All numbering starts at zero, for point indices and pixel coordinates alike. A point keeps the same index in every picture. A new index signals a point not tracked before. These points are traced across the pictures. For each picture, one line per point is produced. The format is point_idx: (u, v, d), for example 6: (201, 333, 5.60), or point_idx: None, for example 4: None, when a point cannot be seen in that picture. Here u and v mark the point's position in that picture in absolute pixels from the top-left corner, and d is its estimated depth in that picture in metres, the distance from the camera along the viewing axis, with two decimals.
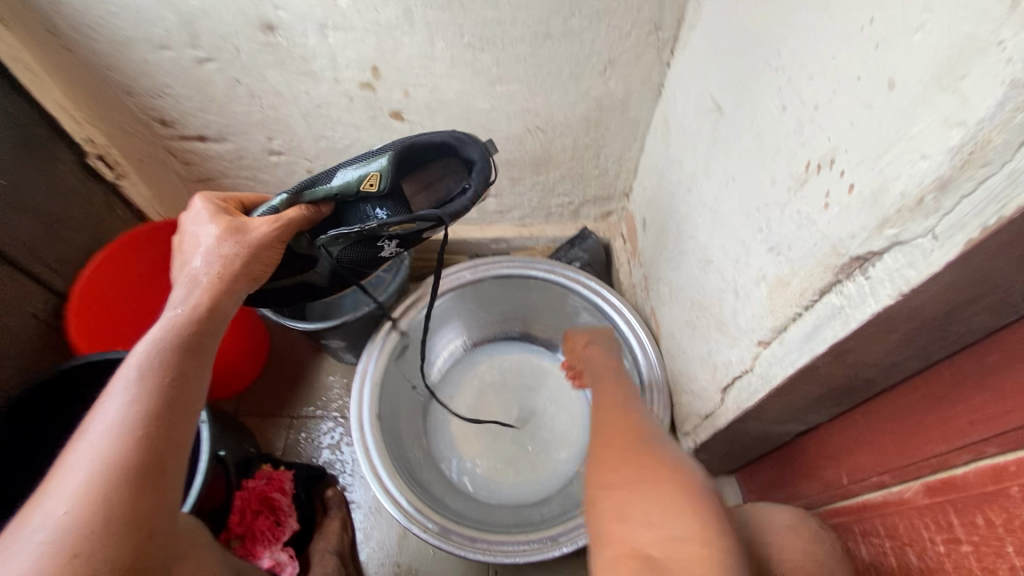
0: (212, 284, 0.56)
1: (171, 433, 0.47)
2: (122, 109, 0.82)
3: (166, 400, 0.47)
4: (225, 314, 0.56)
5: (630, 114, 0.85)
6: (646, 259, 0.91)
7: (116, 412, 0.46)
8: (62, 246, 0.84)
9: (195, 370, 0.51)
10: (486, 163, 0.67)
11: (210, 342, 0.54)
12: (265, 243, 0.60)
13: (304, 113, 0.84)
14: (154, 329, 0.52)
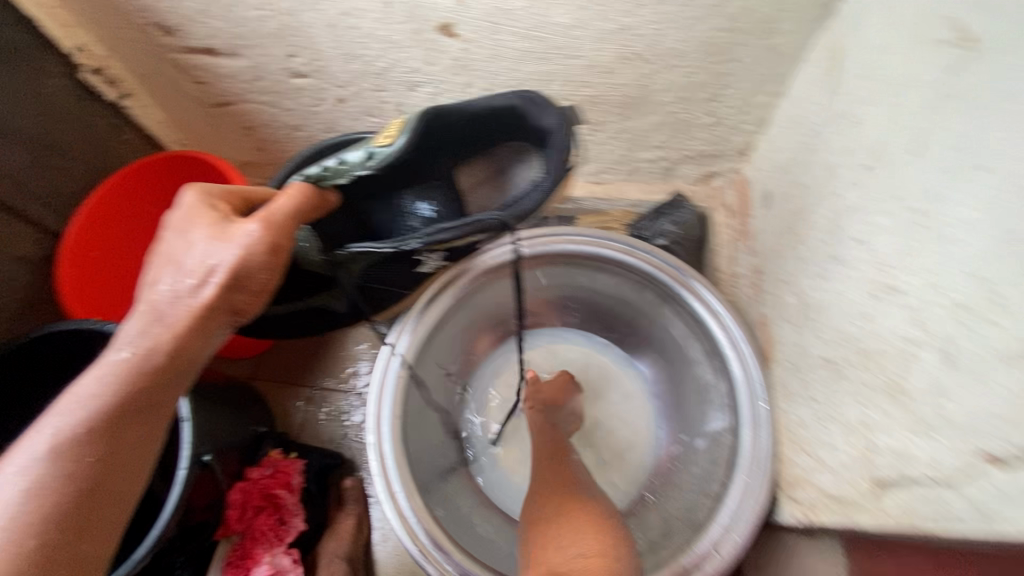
0: (173, 323, 0.42)
1: (80, 540, 0.36)
2: (113, 10, 0.66)
3: (84, 489, 0.37)
4: (189, 365, 0.43)
5: (777, 40, 0.58)
6: (763, 247, 0.67)
7: (11, 509, 0.35)
8: (54, 177, 0.71)
9: (134, 442, 0.40)
10: (563, 130, 0.54)
11: (163, 401, 0.42)
12: (249, 263, 0.43)
13: (328, 22, 0.64)
14: (86, 379, 0.39)
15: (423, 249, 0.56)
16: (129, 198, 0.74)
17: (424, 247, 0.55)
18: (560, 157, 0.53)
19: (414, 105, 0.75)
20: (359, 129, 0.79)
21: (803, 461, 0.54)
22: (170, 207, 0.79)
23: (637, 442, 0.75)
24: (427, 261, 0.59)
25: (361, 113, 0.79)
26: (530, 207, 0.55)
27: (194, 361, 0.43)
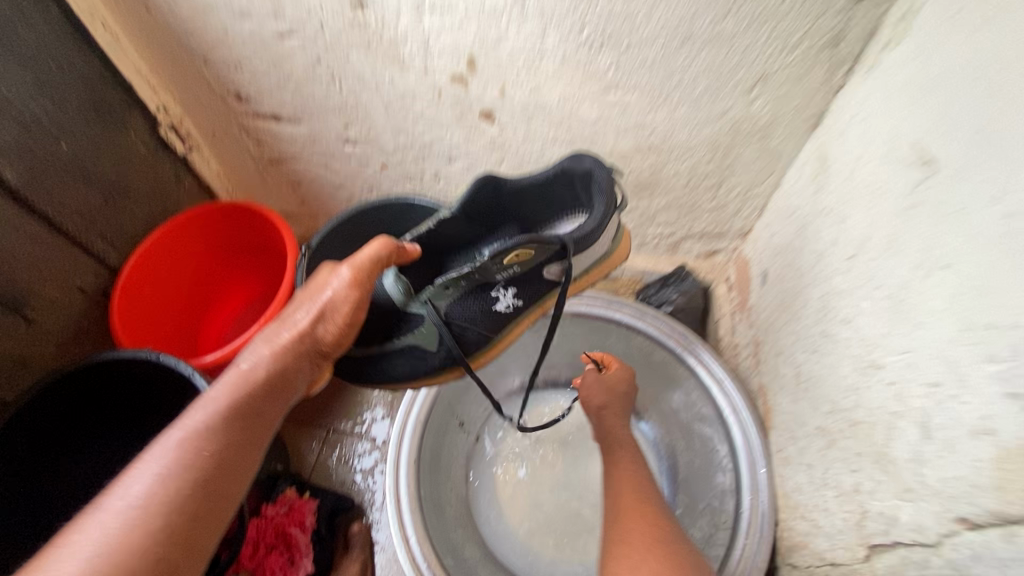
0: (283, 346, 0.48)
1: (193, 530, 0.38)
2: (199, 79, 0.76)
3: (202, 481, 0.39)
4: (289, 387, 0.48)
5: (772, 144, 0.68)
6: (761, 320, 0.74)
7: (143, 492, 0.37)
8: (121, 218, 0.78)
9: (244, 445, 0.43)
10: (600, 167, 0.53)
11: (269, 417, 0.46)
12: (338, 299, 0.49)
13: (385, 103, 0.74)
14: (211, 390, 0.44)
15: (496, 271, 0.52)
16: (184, 240, 0.81)
17: (496, 269, 0.51)
18: (605, 186, 0.53)
19: (449, 175, 0.84)
20: (397, 192, 0.88)
21: (802, 526, 0.57)
22: (217, 251, 0.86)
23: None
24: (501, 299, 0.55)
25: (401, 178, 0.87)
26: (588, 229, 0.52)
27: (293, 384, 0.48)
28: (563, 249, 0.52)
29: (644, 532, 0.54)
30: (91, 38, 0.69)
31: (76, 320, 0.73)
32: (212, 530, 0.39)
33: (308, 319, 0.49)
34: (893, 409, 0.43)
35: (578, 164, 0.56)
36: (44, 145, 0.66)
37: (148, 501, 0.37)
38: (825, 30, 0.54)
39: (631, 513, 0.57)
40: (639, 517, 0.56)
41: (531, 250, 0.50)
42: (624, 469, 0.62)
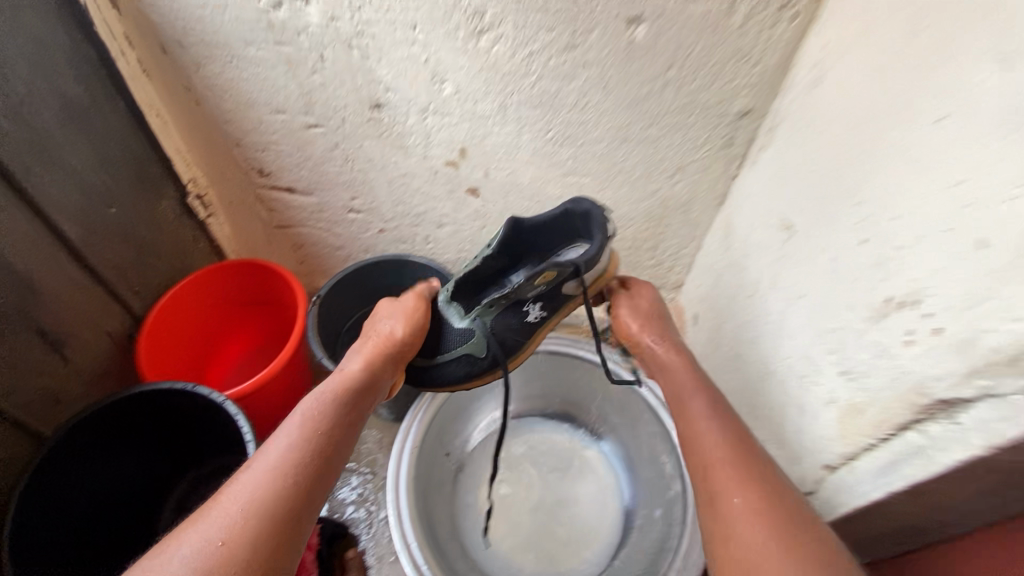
0: (369, 355, 0.63)
1: (313, 485, 0.49)
2: (228, 158, 0.91)
3: (321, 447, 0.52)
4: (376, 387, 0.62)
5: (692, 215, 0.89)
6: (695, 354, 0.91)
7: (279, 454, 0.50)
8: (148, 272, 0.89)
9: (349, 425, 0.56)
10: (597, 211, 0.67)
11: (364, 407, 0.59)
12: (406, 318, 0.67)
13: (388, 180, 0.91)
14: (321, 385, 0.58)
15: (527, 291, 0.64)
16: (200, 291, 0.91)
17: (528, 290, 0.64)
18: (601, 221, 0.65)
19: (437, 238, 1.01)
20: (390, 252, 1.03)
21: None
22: (226, 302, 0.96)
23: (604, 518, 0.87)
24: (531, 312, 0.67)
25: (395, 241, 1.03)
26: (595, 251, 0.63)
27: (378, 385, 0.62)
28: (578, 270, 0.63)
29: (739, 485, 0.49)
30: (144, 122, 0.84)
31: (101, 363, 0.81)
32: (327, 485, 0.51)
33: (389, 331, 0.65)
34: (781, 400, 0.60)
35: (578, 206, 0.69)
36: (98, 209, 0.78)
37: (282, 461, 0.50)
38: (720, 136, 0.77)
39: (721, 468, 0.51)
40: (726, 467, 0.50)
41: (554, 272, 0.62)
42: (699, 425, 0.56)
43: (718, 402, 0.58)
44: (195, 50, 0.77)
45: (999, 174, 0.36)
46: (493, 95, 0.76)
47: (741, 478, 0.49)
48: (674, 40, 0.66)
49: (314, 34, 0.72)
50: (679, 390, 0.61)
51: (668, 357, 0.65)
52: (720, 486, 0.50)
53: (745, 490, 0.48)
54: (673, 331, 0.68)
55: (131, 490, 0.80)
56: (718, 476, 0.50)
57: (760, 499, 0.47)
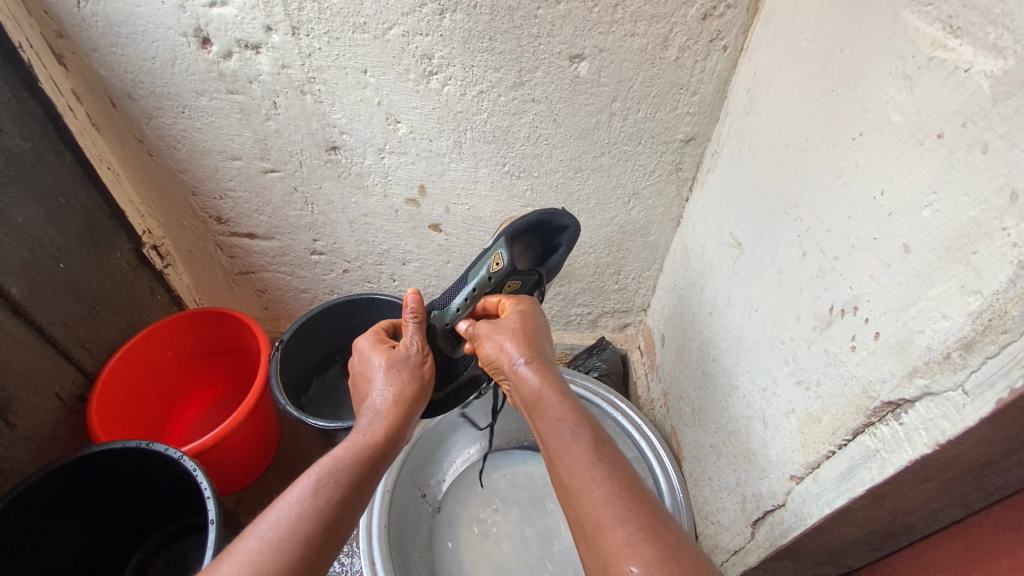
0: (389, 411, 0.57)
1: (316, 564, 0.45)
2: (185, 207, 0.90)
3: (332, 522, 0.47)
4: (394, 450, 0.56)
5: (651, 239, 0.91)
6: (666, 374, 0.92)
7: (287, 525, 0.45)
8: (101, 328, 0.87)
9: (360, 496, 0.50)
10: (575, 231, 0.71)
11: (377, 475, 0.53)
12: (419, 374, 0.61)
13: (350, 220, 0.91)
14: (338, 444, 0.52)
15: None
16: (159, 343, 0.89)
17: None
18: (574, 235, 0.71)
19: (403, 275, 1.01)
20: (357, 292, 1.02)
21: (712, 532, 0.71)
22: (188, 353, 0.94)
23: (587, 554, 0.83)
24: None
25: (360, 280, 1.03)
26: (557, 262, 0.72)
27: (395, 447, 0.56)
28: (539, 278, 0.71)
29: (633, 545, 0.41)
30: (96, 177, 0.83)
31: (51, 424, 0.80)
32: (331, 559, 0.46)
33: (400, 387, 0.58)
34: (746, 414, 0.61)
35: (558, 218, 0.70)
36: (44, 265, 0.77)
37: (289, 536, 0.44)
38: (668, 162, 0.80)
39: (612, 525, 0.43)
40: (612, 514, 0.44)
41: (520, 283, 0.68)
42: (588, 480, 0.46)
43: (605, 440, 0.50)
44: (146, 102, 0.77)
45: (913, 182, 0.38)
46: (448, 133, 0.78)
47: (637, 531, 0.42)
48: (615, 74, 0.70)
49: (267, 82, 0.73)
50: (565, 437, 0.50)
51: (545, 387, 0.53)
52: (610, 543, 0.42)
53: (643, 552, 0.41)
54: (549, 352, 0.58)
55: (87, 559, 0.75)
56: (605, 532, 0.43)
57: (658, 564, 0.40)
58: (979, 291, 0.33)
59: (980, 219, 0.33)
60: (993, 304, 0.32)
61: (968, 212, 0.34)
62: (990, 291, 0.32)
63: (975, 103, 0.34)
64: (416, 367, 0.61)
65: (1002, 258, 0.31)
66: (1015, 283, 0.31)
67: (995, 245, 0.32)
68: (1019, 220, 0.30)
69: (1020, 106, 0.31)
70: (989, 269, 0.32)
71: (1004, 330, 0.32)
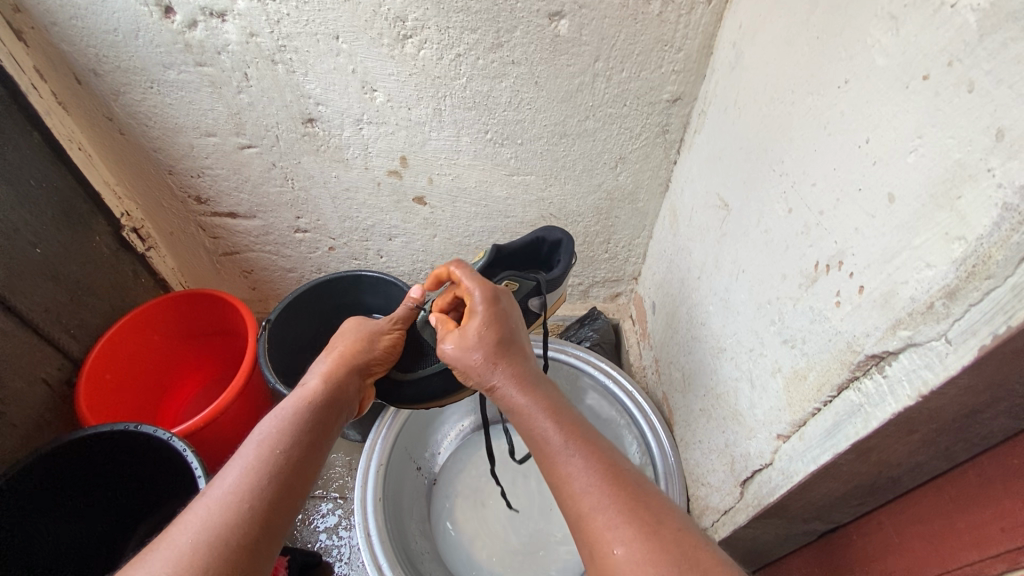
0: (334, 365, 0.57)
1: (272, 516, 0.44)
2: (163, 187, 0.88)
3: (281, 476, 0.46)
4: (342, 403, 0.56)
5: (639, 205, 0.90)
6: (656, 341, 0.91)
7: (238, 481, 0.45)
8: (84, 313, 0.87)
9: (310, 447, 0.50)
10: (570, 241, 0.77)
11: (329, 429, 0.53)
12: (375, 334, 0.63)
13: (332, 195, 0.89)
14: (281, 401, 0.52)
15: None
16: (144, 326, 0.89)
17: None
18: (570, 248, 0.77)
19: (390, 251, 0.99)
20: (343, 269, 1.01)
21: (703, 494, 0.71)
22: (175, 335, 0.94)
23: None
24: None
25: (347, 258, 1.01)
26: (558, 275, 0.76)
27: (346, 401, 0.57)
28: (538, 285, 0.75)
29: (614, 530, 0.41)
30: (67, 157, 0.81)
31: (38, 411, 0.79)
32: (286, 515, 0.45)
33: (356, 343, 0.61)
34: (733, 376, 0.61)
35: (550, 235, 0.79)
36: (21, 250, 0.76)
37: (239, 490, 0.44)
38: (655, 124, 0.78)
39: (594, 511, 0.42)
40: (592, 503, 0.43)
41: (515, 281, 0.73)
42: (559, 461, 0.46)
43: (579, 431, 0.48)
44: (113, 78, 0.74)
45: (897, 127, 0.37)
46: (426, 101, 0.75)
47: (615, 514, 0.42)
48: (597, 32, 0.67)
49: (236, 52, 0.71)
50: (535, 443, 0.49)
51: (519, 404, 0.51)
52: (593, 529, 0.42)
53: (624, 535, 0.40)
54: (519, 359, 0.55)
55: (70, 549, 0.74)
56: (585, 519, 0.42)
57: (636, 540, 0.40)
58: (963, 237, 0.32)
59: (965, 161, 0.32)
60: (977, 250, 0.31)
61: (952, 155, 0.32)
62: (974, 236, 0.31)
63: (960, 40, 0.32)
64: (370, 331, 0.63)
65: (987, 200, 0.30)
66: (1000, 226, 0.29)
67: (979, 187, 0.31)
68: (1004, 159, 0.29)
69: (1008, 38, 0.29)
70: (973, 213, 0.31)
71: (988, 276, 0.30)
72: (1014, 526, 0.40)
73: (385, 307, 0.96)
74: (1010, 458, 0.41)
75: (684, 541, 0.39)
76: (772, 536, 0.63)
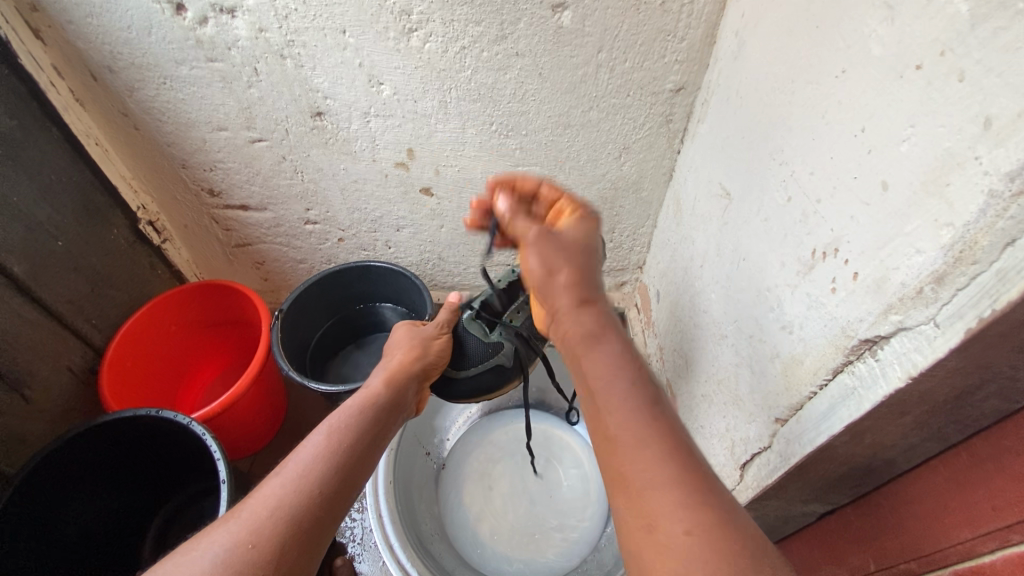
0: (397, 368, 0.61)
1: (337, 502, 0.47)
2: (177, 180, 0.90)
3: (345, 466, 0.48)
4: (400, 403, 0.59)
5: (643, 194, 0.90)
6: (661, 329, 0.92)
7: (311, 465, 0.47)
8: (105, 303, 0.90)
9: (371, 443, 0.52)
10: None
11: (387, 427, 0.56)
12: (430, 340, 0.67)
13: (340, 187, 0.91)
14: (349, 396, 0.55)
15: None
16: (165, 315, 0.92)
17: None
18: None
19: (398, 242, 1.01)
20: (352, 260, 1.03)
21: None
22: (192, 323, 0.97)
23: (585, 501, 0.87)
24: None
25: (356, 249, 1.03)
26: None
27: (401, 404, 0.59)
28: None
29: (684, 506, 0.35)
30: (85, 152, 0.83)
31: (65, 397, 0.83)
32: (347, 502, 0.48)
33: (414, 349, 0.64)
34: (734, 362, 0.62)
35: None
36: (44, 243, 0.79)
37: (310, 473, 0.46)
38: (658, 115, 0.78)
39: (661, 487, 0.36)
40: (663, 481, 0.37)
41: None
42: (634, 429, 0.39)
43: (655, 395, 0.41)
44: (128, 74, 0.76)
45: (891, 116, 0.38)
46: (432, 93, 0.76)
47: (692, 494, 0.36)
48: (600, 22, 0.67)
49: (245, 47, 0.72)
50: (597, 378, 0.42)
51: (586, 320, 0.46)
52: (655, 505, 0.36)
53: (693, 517, 0.35)
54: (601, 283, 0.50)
55: (104, 529, 0.78)
56: (650, 494, 0.37)
57: (700, 531, 0.34)
58: (951, 224, 0.32)
59: (954, 149, 0.32)
60: (964, 236, 0.32)
61: (942, 144, 0.33)
62: (961, 222, 0.32)
63: (951, 30, 0.33)
64: (424, 337, 0.66)
65: (974, 187, 0.31)
66: (985, 213, 0.30)
67: (967, 175, 0.31)
68: (991, 147, 0.30)
69: (997, 29, 0.30)
70: (961, 200, 0.32)
71: (974, 261, 0.32)
72: (1004, 505, 0.41)
73: (394, 297, 0.98)
74: (1002, 439, 0.42)
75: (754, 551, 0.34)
76: (772, 517, 0.64)
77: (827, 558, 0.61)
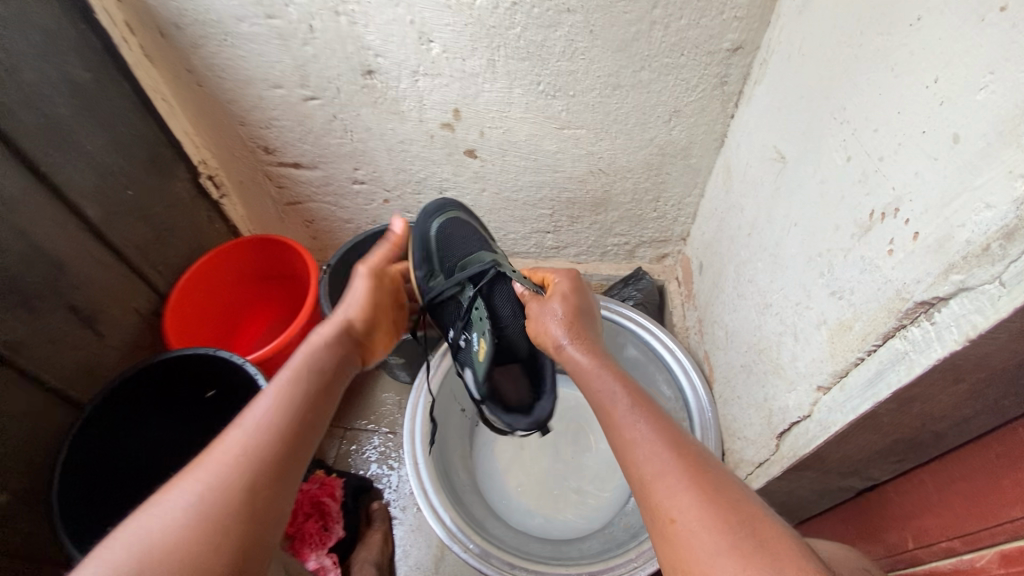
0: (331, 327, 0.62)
1: (292, 444, 0.50)
2: (234, 137, 0.94)
3: (295, 414, 0.52)
4: (340, 354, 0.61)
5: (692, 161, 0.88)
6: (702, 301, 0.91)
7: (262, 410, 0.51)
8: (168, 252, 0.96)
9: (320, 392, 0.55)
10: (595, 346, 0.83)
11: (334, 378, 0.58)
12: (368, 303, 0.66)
13: (388, 147, 0.93)
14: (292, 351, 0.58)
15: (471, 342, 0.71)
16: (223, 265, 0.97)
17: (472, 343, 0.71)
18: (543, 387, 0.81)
19: None
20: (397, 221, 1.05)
21: (739, 447, 0.73)
22: (246, 274, 1.02)
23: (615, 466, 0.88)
24: (462, 337, 0.73)
25: (400, 210, 1.06)
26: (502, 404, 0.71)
27: (341, 355, 0.61)
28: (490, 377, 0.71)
29: (681, 492, 0.42)
30: (152, 107, 0.88)
31: (133, 335, 0.90)
32: (304, 447, 0.51)
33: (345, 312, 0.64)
34: (778, 330, 0.61)
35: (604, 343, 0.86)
36: (116, 192, 0.85)
37: (262, 421, 0.50)
38: (713, 76, 0.75)
39: (661, 476, 0.44)
40: (656, 471, 0.44)
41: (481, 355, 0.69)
42: (628, 426, 0.49)
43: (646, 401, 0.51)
44: (192, 31, 0.79)
45: (970, 63, 0.35)
46: (481, 51, 0.76)
47: (684, 480, 0.43)
48: None
49: (302, 4, 0.74)
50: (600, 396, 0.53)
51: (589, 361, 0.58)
52: (658, 493, 0.43)
53: (689, 500, 0.41)
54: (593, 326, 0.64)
55: (155, 459, 0.84)
56: (651, 486, 0.44)
57: (702, 504, 0.41)
58: None
59: None
60: None
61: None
62: None
63: None
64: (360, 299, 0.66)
65: None
66: None
67: None
68: None
69: None
70: None
71: None
72: None
73: None
74: None
75: (750, 512, 0.40)
76: (807, 490, 0.64)
77: (863, 535, 0.60)
